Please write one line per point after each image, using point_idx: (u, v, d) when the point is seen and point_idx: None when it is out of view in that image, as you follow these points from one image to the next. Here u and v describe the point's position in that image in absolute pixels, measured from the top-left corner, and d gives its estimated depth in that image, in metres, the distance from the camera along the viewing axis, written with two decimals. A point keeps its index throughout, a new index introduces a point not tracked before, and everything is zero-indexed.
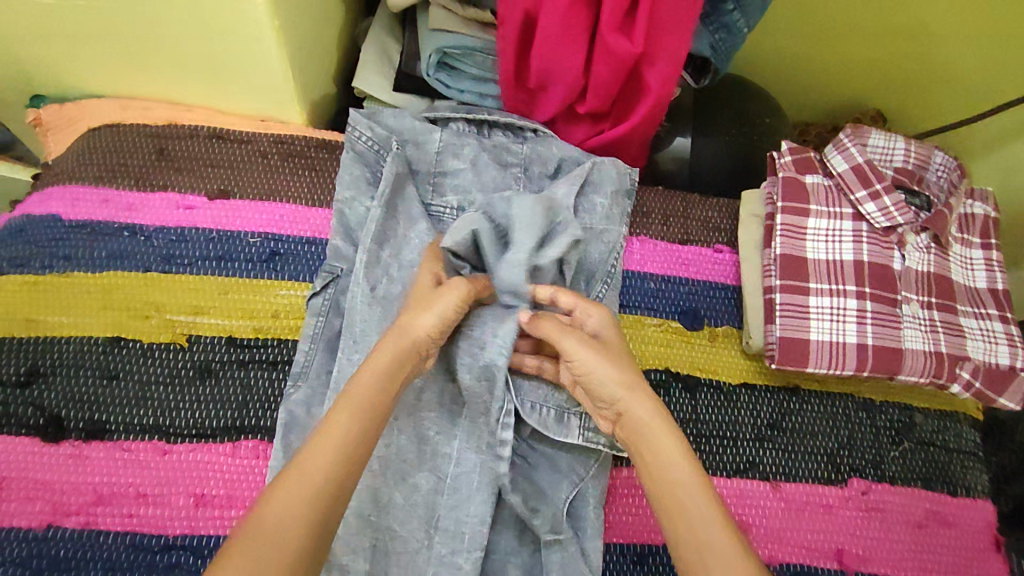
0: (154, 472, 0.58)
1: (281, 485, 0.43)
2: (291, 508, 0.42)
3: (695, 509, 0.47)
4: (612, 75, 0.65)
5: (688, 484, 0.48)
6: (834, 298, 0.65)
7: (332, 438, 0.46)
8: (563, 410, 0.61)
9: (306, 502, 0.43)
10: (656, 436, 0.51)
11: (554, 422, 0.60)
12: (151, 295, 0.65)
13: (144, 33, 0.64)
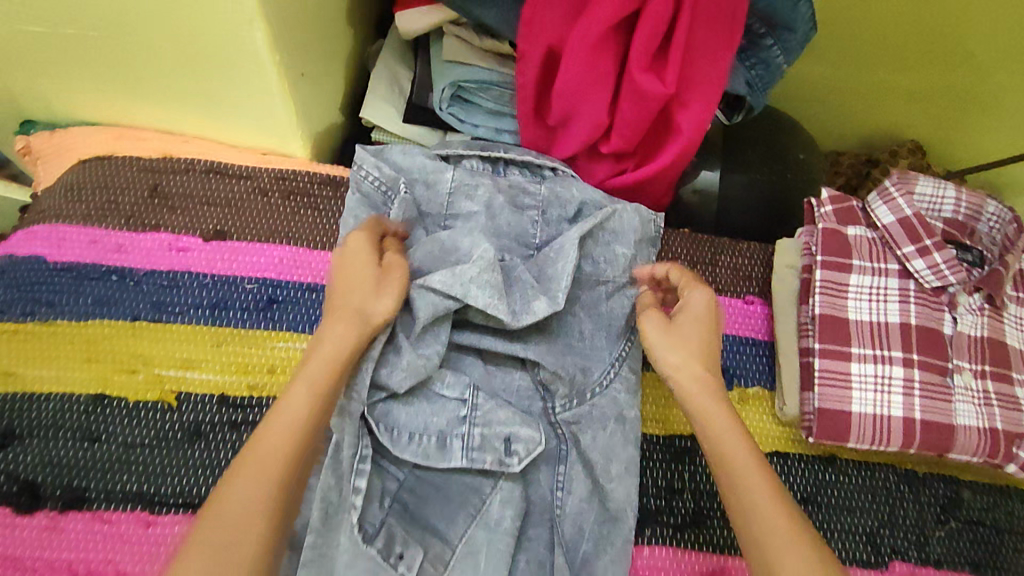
0: (135, 548, 0.54)
1: (241, 469, 0.43)
2: (250, 494, 0.42)
3: (751, 483, 0.47)
4: (641, 113, 0.59)
5: (749, 461, 0.49)
6: (879, 365, 0.59)
7: (289, 422, 0.46)
8: (445, 438, 0.56)
9: (265, 485, 0.42)
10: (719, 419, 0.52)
11: (437, 450, 0.55)
12: (139, 347, 0.60)
13: (136, 62, 0.60)
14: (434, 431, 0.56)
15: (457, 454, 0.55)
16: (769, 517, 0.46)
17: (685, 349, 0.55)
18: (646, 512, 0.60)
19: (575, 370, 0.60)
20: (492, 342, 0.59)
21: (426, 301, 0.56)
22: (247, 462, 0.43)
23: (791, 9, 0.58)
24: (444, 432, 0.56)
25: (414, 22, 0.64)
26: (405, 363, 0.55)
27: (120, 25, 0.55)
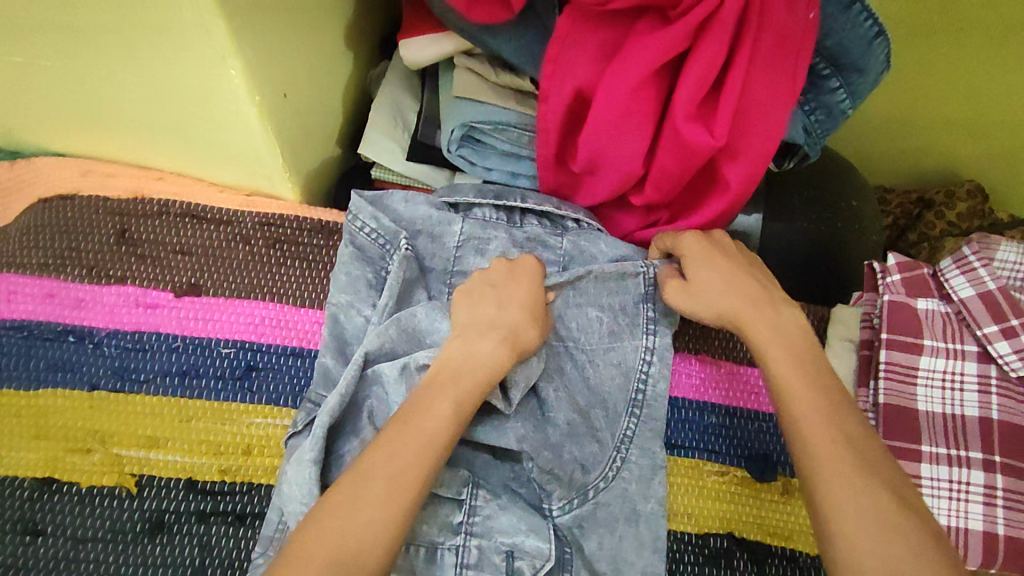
0: None
1: (364, 468, 0.40)
2: (370, 508, 0.38)
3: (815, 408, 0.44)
4: (684, 165, 0.51)
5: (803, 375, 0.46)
6: (954, 468, 0.51)
7: (421, 430, 0.42)
8: (432, 549, 0.47)
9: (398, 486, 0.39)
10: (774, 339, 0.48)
11: (423, 565, 0.47)
12: (96, 422, 0.52)
13: (100, 95, 0.52)
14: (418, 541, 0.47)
15: (448, 570, 0.47)
16: (824, 439, 0.42)
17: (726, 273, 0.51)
18: None
19: (574, 466, 0.52)
20: (480, 431, 0.51)
21: (403, 380, 0.49)
22: (369, 461, 0.40)
23: (864, 50, 0.50)
24: (429, 542, 0.48)
25: (420, 53, 0.56)
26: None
27: (77, 55, 0.48)
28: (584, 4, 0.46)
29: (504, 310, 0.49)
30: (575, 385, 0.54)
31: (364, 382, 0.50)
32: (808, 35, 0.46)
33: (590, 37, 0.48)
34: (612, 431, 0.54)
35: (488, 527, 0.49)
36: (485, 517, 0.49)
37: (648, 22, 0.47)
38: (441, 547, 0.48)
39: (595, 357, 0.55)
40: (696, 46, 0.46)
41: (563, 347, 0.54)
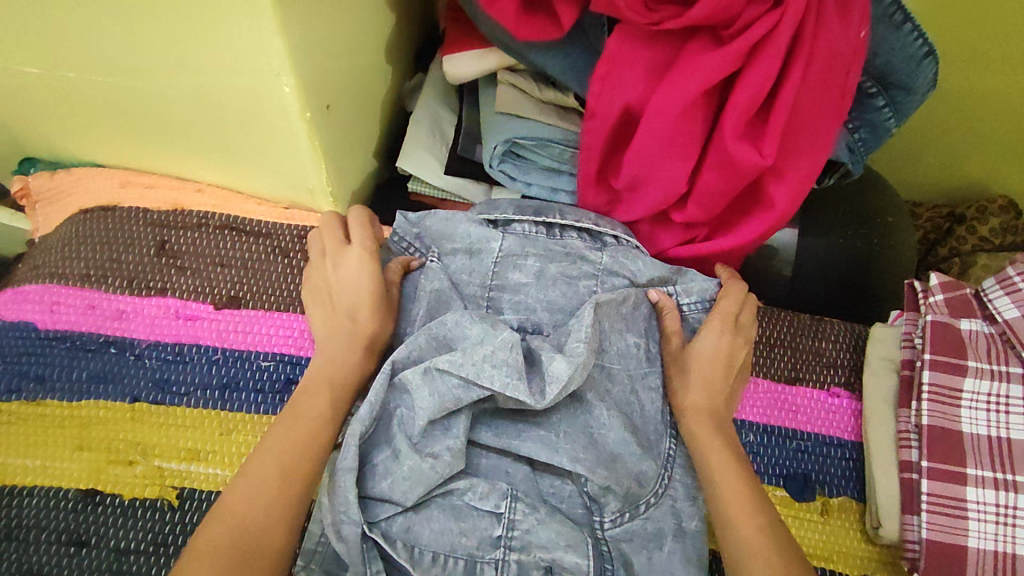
0: None
1: (251, 470, 0.43)
2: (260, 487, 0.42)
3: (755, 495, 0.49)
4: (728, 184, 0.51)
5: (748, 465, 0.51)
6: (1001, 492, 0.50)
7: (305, 418, 0.47)
8: (473, 562, 0.47)
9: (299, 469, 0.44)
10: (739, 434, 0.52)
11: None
12: (137, 434, 0.53)
13: (147, 108, 0.52)
14: (460, 554, 0.47)
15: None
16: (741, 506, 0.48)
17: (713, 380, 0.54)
18: None
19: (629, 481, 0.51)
20: (522, 443, 0.51)
21: (427, 387, 0.48)
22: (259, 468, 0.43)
23: (913, 69, 0.50)
24: (472, 555, 0.47)
25: (463, 69, 0.56)
26: (405, 470, 0.47)
27: (128, 69, 0.48)
28: (635, 24, 0.47)
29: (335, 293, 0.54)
30: (613, 402, 0.53)
31: (394, 394, 0.49)
32: (859, 56, 0.47)
33: (639, 56, 0.49)
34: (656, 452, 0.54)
35: (525, 539, 0.48)
36: (524, 531, 0.48)
37: (699, 42, 0.48)
38: (482, 561, 0.47)
39: (636, 382, 0.55)
40: (749, 64, 0.47)
41: (609, 365, 0.54)
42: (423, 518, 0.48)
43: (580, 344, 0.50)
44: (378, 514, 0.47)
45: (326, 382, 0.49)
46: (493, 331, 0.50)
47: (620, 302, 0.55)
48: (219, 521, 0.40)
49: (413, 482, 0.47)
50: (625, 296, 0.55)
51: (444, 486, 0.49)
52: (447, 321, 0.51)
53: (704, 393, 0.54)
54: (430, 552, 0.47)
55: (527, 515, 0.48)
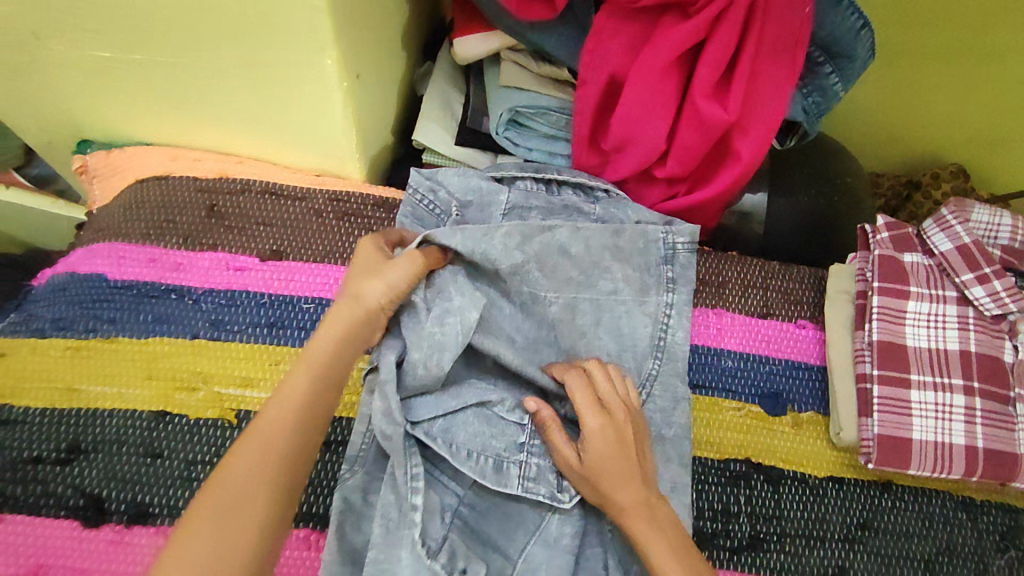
0: None
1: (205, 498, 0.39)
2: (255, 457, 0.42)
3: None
4: (700, 140, 0.60)
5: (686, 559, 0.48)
6: (939, 393, 0.59)
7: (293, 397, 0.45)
8: (500, 461, 0.56)
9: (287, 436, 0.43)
10: (650, 514, 0.51)
11: (495, 477, 0.56)
12: (198, 365, 0.61)
13: (201, 86, 0.61)
14: (490, 453, 0.56)
15: (514, 480, 0.56)
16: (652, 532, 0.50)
17: (624, 477, 0.52)
18: (704, 536, 0.60)
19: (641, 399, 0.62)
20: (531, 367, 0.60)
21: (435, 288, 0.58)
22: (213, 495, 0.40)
23: (852, 39, 0.59)
24: (500, 456, 0.56)
25: (471, 50, 0.66)
26: (427, 364, 0.55)
27: (189, 51, 0.57)
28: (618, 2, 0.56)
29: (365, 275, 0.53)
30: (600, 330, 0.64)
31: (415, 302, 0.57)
32: (805, 27, 0.56)
33: (622, 31, 0.59)
34: (639, 371, 0.63)
35: (547, 444, 0.57)
36: (544, 440, 0.57)
37: (671, 18, 0.57)
38: (508, 460, 0.57)
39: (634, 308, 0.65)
40: (713, 35, 0.56)
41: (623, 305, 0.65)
42: (458, 418, 0.57)
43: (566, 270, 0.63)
44: (423, 416, 0.56)
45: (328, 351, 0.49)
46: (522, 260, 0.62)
47: (611, 232, 0.64)
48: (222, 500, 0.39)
49: (432, 367, 0.55)
50: (617, 230, 0.65)
51: (480, 398, 0.57)
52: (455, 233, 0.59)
53: (600, 443, 0.53)
54: (465, 450, 0.56)
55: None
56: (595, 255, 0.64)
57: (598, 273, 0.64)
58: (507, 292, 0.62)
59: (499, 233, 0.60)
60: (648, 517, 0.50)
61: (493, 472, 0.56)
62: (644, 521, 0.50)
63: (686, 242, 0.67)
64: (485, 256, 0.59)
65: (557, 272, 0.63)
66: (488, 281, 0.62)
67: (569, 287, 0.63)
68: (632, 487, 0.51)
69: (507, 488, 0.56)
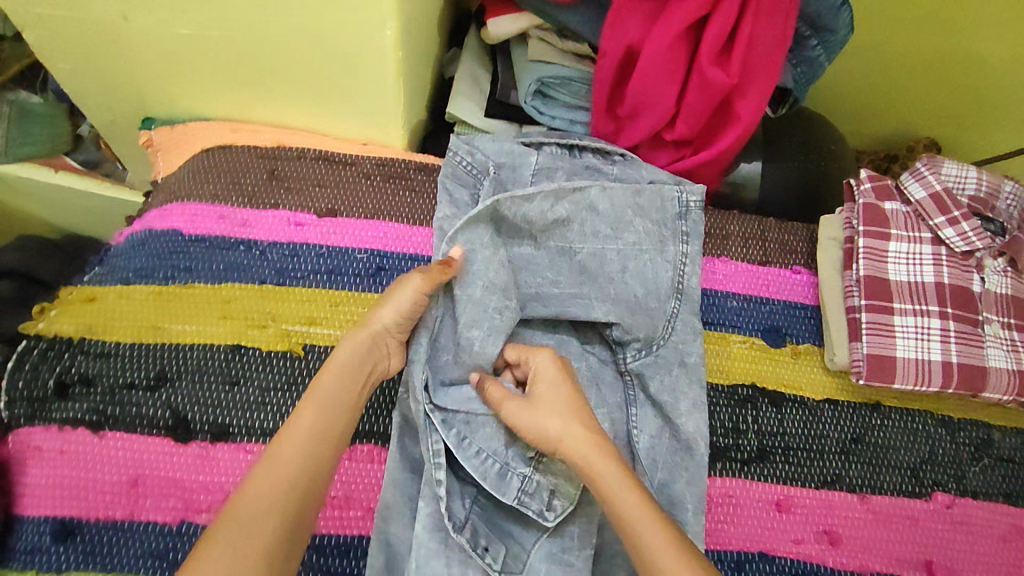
0: None
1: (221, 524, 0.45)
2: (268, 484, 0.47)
3: (641, 523, 0.49)
4: (706, 102, 0.69)
5: (623, 492, 0.51)
6: (919, 317, 0.68)
7: (300, 426, 0.51)
8: (506, 467, 0.61)
9: (297, 466, 0.49)
10: (593, 451, 0.54)
11: (496, 480, 0.60)
12: (267, 306, 0.68)
13: (267, 59, 0.69)
14: (501, 457, 0.61)
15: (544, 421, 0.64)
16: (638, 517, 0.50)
17: (600, 458, 0.54)
18: (717, 449, 0.68)
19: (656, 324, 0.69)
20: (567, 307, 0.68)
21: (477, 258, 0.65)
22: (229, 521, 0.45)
23: (835, 15, 0.68)
24: (505, 461, 0.61)
25: (501, 29, 0.74)
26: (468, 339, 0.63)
27: (259, 29, 0.65)
28: None
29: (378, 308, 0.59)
30: (628, 276, 0.70)
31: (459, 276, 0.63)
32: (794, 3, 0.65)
33: (637, 9, 0.68)
34: (663, 311, 0.69)
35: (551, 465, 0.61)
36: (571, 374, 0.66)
37: None
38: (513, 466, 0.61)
39: (654, 254, 0.71)
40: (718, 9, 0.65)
41: (638, 253, 0.71)
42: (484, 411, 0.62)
43: (588, 222, 0.70)
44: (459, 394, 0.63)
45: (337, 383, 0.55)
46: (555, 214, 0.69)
47: (631, 192, 0.71)
48: (231, 529, 0.44)
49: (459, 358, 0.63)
50: (638, 189, 0.72)
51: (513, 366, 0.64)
52: (512, 201, 0.65)
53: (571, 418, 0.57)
54: (475, 446, 0.61)
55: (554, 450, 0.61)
56: (613, 208, 0.70)
57: (614, 223, 0.70)
58: (530, 249, 0.69)
59: (537, 197, 0.67)
60: (596, 455, 0.54)
61: (493, 476, 0.60)
62: (589, 457, 0.54)
63: (697, 201, 0.75)
64: (525, 217, 0.67)
65: (584, 227, 0.70)
66: (517, 240, 0.69)
67: (597, 240, 0.70)
68: (576, 427, 0.56)
69: (503, 495, 0.60)
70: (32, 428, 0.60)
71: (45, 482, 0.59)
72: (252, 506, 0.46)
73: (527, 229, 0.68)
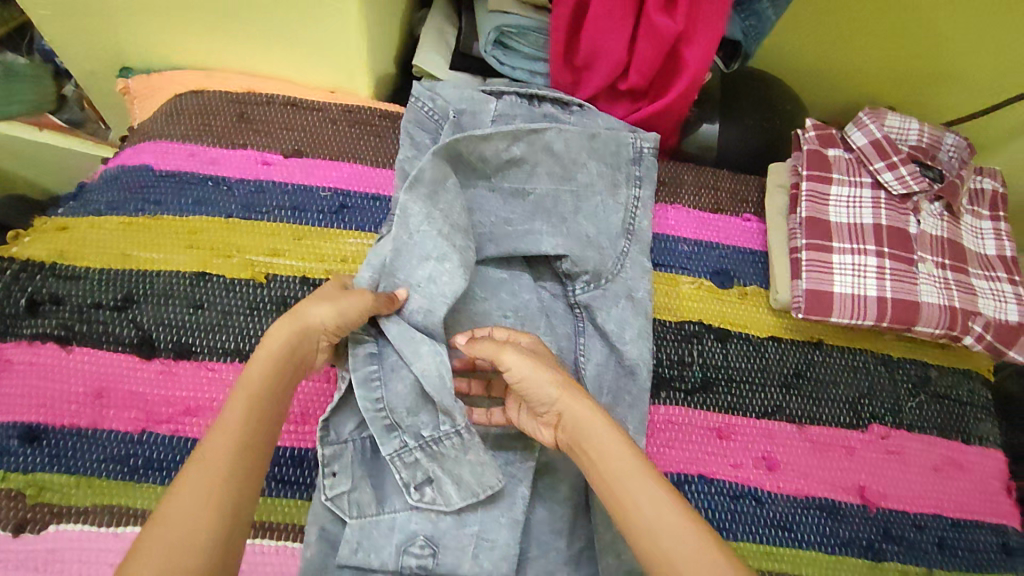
0: None
1: (145, 544, 0.36)
2: (199, 489, 0.39)
3: (640, 498, 0.44)
4: (655, 51, 0.73)
5: (623, 468, 0.46)
6: (856, 256, 0.71)
7: (230, 427, 0.43)
8: (399, 425, 0.59)
9: (233, 465, 0.41)
10: (589, 427, 0.50)
11: (382, 433, 0.58)
12: (232, 238, 0.71)
13: (232, 10, 0.72)
14: (398, 414, 0.59)
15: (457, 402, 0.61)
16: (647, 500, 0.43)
17: (599, 433, 0.49)
18: (662, 379, 0.70)
19: (607, 260, 0.72)
20: (522, 246, 0.71)
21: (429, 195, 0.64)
22: (155, 538, 0.36)
23: None
24: (397, 418, 0.59)
25: None
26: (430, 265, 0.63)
27: None
28: None
29: (310, 300, 0.53)
30: (581, 217, 0.73)
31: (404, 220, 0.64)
32: None
33: None
34: (612, 249, 0.73)
35: (442, 455, 0.59)
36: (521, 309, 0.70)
37: None
38: (404, 428, 0.59)
39: (606, 198, 0.74)
40: None
41: (593, 195, 0.74)
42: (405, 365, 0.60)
43: (542, 168, 0.73)
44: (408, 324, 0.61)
45: (276, 368, 0.48)
46: (518, 152, 0.71)
47: (587, 136, 0.73)
48: (157, 553, 0.35)
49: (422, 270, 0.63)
50: (593, 134, 0.74)
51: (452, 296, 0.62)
52: (469, 140, 0.68)
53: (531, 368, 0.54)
54: (382, 392, 0.59)
55: (452, 438, 0.59)
56: (568, 152, 0.73)
57: (568, 167, 0.73)
58: (485, 190, 0.72)
59: (494, 138, 0.69)
60: (590, 432, 0.49)
61: (381, 426, 0.59)
62: (587, 436, 0.49)
63: (652, 148, 0.78)
64: (481, 155, 0.70)
65: (538, 169, 0.73)
66: (473, 180, 0.72)
67: (552, 181, 0.73)
68: (569, 404, 0.51)
69: (381, 447, 0.58)
70: (4, 343, 0.63)
71: (13, 391, 0.62)
72: (181, 515, 0.37)
73: (482, 167, 0.71)
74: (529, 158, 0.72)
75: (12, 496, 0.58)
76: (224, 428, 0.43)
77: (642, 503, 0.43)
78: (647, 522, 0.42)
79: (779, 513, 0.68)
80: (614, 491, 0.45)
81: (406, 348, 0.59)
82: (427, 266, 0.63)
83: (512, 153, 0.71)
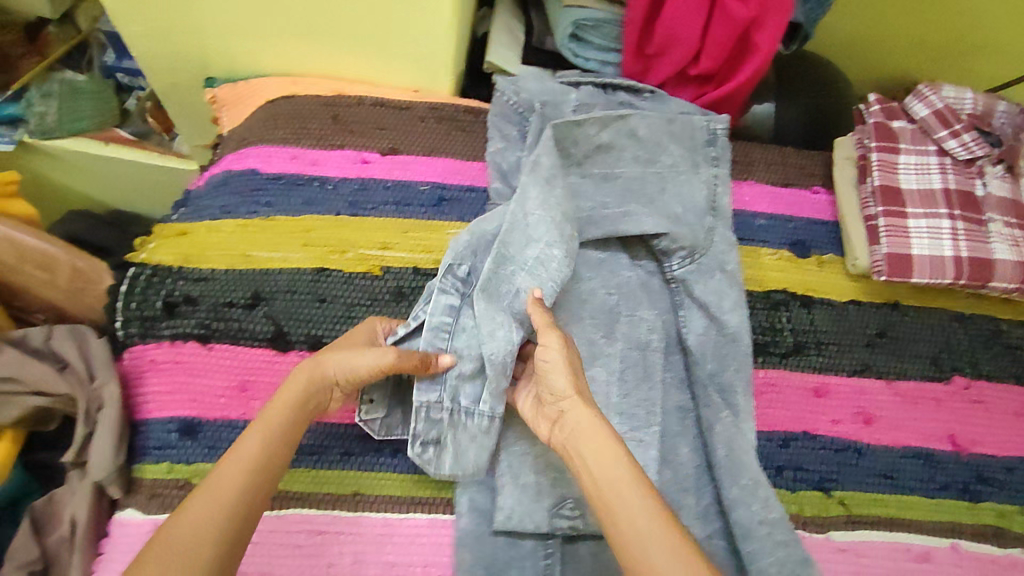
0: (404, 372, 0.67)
1: (151, 552, 0.44)
2: (206, 510, 0.47)
3: (635, 516, 0.48)
4: (728, 36, 0.77)
5: (619, 485, 0.50)
6: (930, 220, 0.76)
7: (243, 454, 0.51)
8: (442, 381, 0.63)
9: (240, 489, 0.49)
10: (583, 435, 0.54)
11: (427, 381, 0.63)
12: (344, 234, 0.74)
13: (330, 17, 0.75)
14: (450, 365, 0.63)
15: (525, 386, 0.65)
16: (627, 511, 0.48)
17: (598, 442, 0.53)
18: (758, 345, 0.75)
19: (698, 233, 0.75)
20: (622, 225, 0.74)
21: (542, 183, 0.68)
22: (160, 545, 0.44)
23: None
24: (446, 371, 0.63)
25: None
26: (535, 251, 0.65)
27: None
28: None
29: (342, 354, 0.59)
30: (668, 197, 0.77)
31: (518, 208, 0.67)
32: None
33: None
34: (700, 225, 0.76)
35: (462, 425, 0.63)
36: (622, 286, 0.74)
37: None
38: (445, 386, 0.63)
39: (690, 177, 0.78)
40: None
41: (678, 175, 0.78)
42: (476, 335, 0.64)
43: (626, 151, 0.77)
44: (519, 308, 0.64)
45: (294, 404, 0.56)
46: (604, 137, 0.76)
47: (666, 120, 0.78)
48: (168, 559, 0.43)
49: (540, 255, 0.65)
50: (672, 118, 0.79)
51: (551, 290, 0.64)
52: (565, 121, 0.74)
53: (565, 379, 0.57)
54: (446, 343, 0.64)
55: (482, 418, 0.63)
56: (650, 137, 0.77)
57: (648, 151, 0.77)
58: (579, 176, 0.76)
59: (587, 122, 0.75)
60: (585, 440, 0.54)
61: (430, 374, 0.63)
62: (579, 443, 0.54)
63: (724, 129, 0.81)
64: (575, 138, 0.75)
65: (624, 153, 0.77)
66: (568, 166, 0.76)
67: (638, 164, 0.77)
68: (577, 411, 0.55)
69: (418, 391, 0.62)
70: (146, 344, 0.67)
71: (165, 388, 0.65)
72: (191, 528, 0.45)
73: (574, 151, 0.76)
74: (614, 142, 0.77)
75: (183, 486, 0.62)
76: (235, 457, 0.51)
77: (636, 520, 0.48)
78: (635, 535, 0.47)
79: (878, 462, 0.73)
80: (608, 500, 0.50)
81: (483, 323, 0.63)
82: (534, 249, 0.65)
83: (599, 139, 0.76)
